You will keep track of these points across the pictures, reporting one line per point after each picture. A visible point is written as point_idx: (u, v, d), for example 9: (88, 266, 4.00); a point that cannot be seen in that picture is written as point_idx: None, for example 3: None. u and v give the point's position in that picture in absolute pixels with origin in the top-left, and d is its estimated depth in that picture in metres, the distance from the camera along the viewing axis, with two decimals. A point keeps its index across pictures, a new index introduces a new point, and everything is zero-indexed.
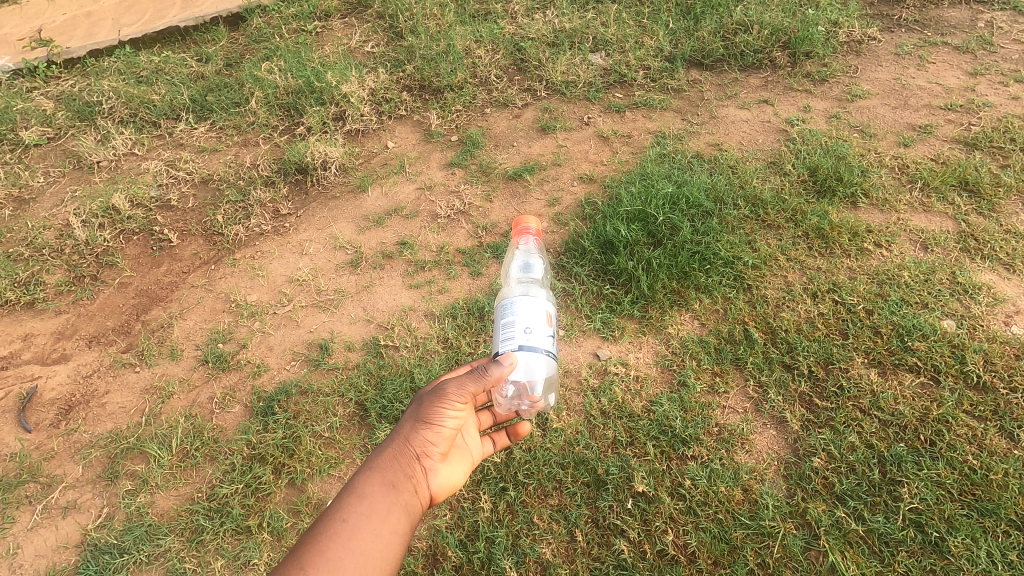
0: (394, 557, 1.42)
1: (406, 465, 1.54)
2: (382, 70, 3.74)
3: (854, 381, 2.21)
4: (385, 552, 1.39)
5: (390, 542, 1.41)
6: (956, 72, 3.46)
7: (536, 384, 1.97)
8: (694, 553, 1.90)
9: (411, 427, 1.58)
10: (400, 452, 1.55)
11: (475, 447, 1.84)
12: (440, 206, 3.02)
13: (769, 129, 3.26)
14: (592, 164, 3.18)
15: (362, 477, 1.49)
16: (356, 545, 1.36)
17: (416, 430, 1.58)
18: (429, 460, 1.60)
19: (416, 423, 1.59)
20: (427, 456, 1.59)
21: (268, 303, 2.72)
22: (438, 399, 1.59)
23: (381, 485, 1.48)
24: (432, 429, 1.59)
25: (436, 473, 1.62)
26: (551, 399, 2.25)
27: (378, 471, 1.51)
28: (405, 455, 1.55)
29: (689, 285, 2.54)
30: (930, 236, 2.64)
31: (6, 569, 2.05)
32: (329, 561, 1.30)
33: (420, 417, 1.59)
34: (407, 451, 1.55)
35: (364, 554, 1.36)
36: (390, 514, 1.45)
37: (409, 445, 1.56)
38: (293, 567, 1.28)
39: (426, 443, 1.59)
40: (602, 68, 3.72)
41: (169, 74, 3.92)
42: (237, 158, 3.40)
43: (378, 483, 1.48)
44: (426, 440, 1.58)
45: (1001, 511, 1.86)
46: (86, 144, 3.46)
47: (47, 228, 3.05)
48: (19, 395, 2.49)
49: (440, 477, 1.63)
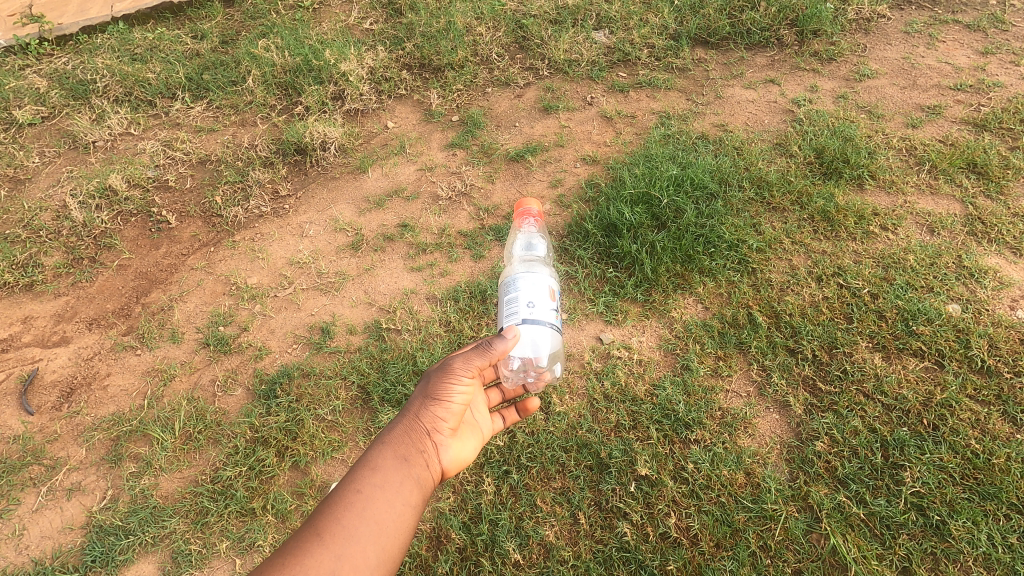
0: (408, 528, 1.42)
1: (418, 439, 1.54)
2: (382, 48, 3.67)
3: (857, 365, 2.21)
4: (399, 522, 1.40)
5: (404, 513, 1.41)
6: (966, 51, 3.40)
7: (542, 356, 2.05)
8: (697, 536, 1.91)
9: (420, 403, 1.58)
10: (411, 427, 1.54)
11: (485, 424, 1.83)
12: (441, 188, 2.99)
13: (775, 109, 3.20)
14: (595, 145, 3.14)
15: (375, 451, 1.50)
16: (371, 515, 1.36)
17: (426, 405, 1.57)
18: (440, 435, 1.59)
19: (425, 399, 1.58)
20: (438, 431, 1.58)
21: (268, 286, 2.70)
22: (445, 374, 1.60)
23: (394, 458, 1.48)
24: (441, 404, 1.59)
25: (447, 448, 1.61)
26: (557, 369, 2.28)
27: (390, 445, 1.51)
28: (416, 430, 1.55)
29: (693, 268, 2.53)
30: (937, 219, 2.61)
31: (13, 550, 2.06)
32: (344, 528, 1.31)
33: (429, 393, 1.59)
34: (418, 426, 1.55)
35: (378, 524, 1.36)
36: (403, 486, 1.45)
37: (419, 419, 1.56)
38: (310, 534, 1.29)
39: (436, 418, 1.58)
40: (605, 46, 3.65)
41: (163, 51, 3.83)
42: (235, 138, 3.35)
43: (391, 456, 1.48)
44: (435, 415, 1.58)
45: (1003, 494, 1.87)
46: (81, 124, 3.40)
47: (44, 210, 3.01)
48: (20, 377, 2.49)
49: (451, 453, 1.62)
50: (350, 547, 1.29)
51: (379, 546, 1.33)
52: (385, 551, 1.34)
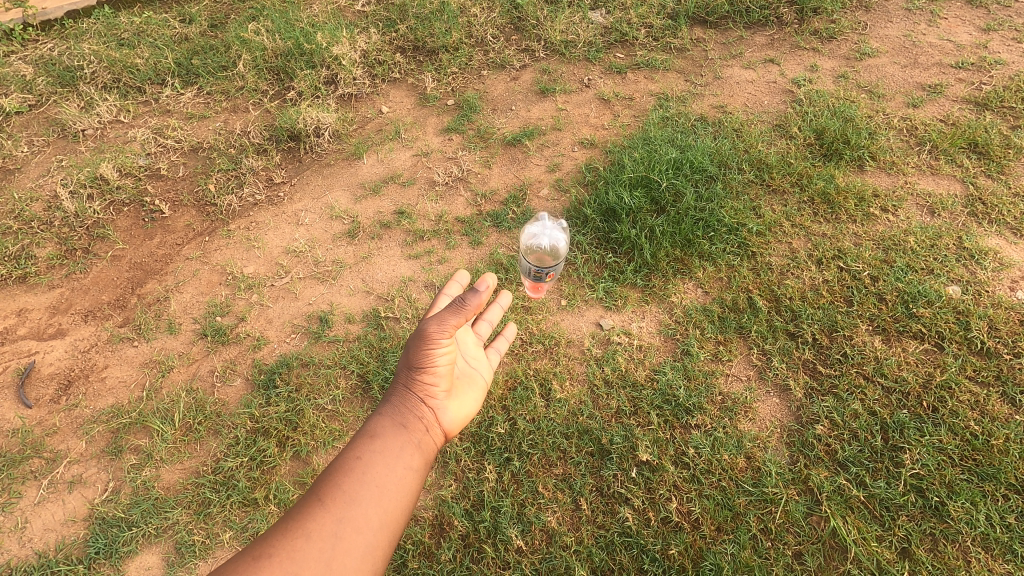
0: (411, 490, 1.41)
1: (412, 406, 1.55)
2: (374, 31, 3.61)
3: (858, 348, 2.21)
4: (401, 484, 1.40)
5: (405, 476, 1.41)
6: (968, 28, 3.36)
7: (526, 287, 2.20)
8: (698, 520, 1.92)
9: (408, 372, 1.57)
10: (404, 396, 1.55)
11: (478, 381, 1.83)
12: (438, 173, 2.96)
13: (775, 90, 3.17)
14: (592, 128, 3.10)
15: (371, 423, 1.51)
16: (371, 478, 1.36)
17: (414, 372, 1.56)
18: (434, 400, 1.59)
19: (412, 367, 1.57)
20: (431, 397, 1.59)
21: (265, 275, 2.68)
22: (424, 340, 1.54)
23: (391, 425, 1.49)
24: (430, 371, 1.57)
25: (443, 412, 1.61)
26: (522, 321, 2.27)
27: (386, 415, 1.52)
28: (410, 399, 1.56)
29: (693, 253, 2.52)
30: (937, 201, 2.60)
31: (16, 543, 2.06)
32: (345, 492, 1.31)
33: (414, 360, 1.56)
34: (410, 395, 1.56)
35: (380, 487, 1.36)
36: (401, 450, 1.45)
37: (410, 388, 1.56)
38: (311, 500, 1.30)
39: (427, 384, 1.58)
40: (602, 26, 3.60)
41: (151, 35, 3.75)
42: (227, 125, 3.29)
43: (390, 425, 1.50)
44: (425, 382, 1.57)
45: (1002, 475, 1.88)
46: (69, 112, 3.33)
47: (35, 201, 2.97)
48: (17, 370, 2.46)
49: (448, 416, 1.62)
50: (352, 510, 1.29)
51: (383, 508, 1.33)
52: (389, 513, 1.34)
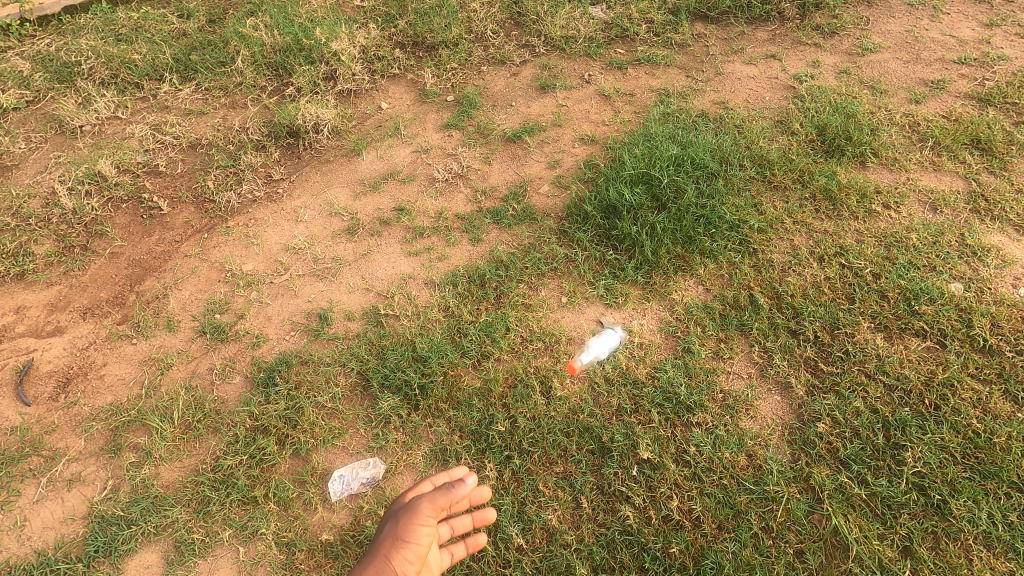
0: None
1: None
2: (373, 26, 3.59)
3: (860, 346, 2.20)
4: None
5: None
6: (971, 24, 3.34)
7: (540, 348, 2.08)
8: (699, 518, 1.92)
9: (391, 543, 1.62)
10: (381, 566, 1.58)
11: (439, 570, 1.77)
12: (438, 170, 2.94)
13: (777, 86, 3.15)
14: (592, 124, 3.08)
15: None
16: None
17: (395, 545, 1.61)
18: None
19: (395, 540, 1.62)
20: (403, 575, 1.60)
21: (265, 272, 2.67)
22: (412, 515, 1.63)
23: None
24: (409, 545, 1.61)
25: None
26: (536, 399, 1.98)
27: None
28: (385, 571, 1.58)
29: (694, 250, 2.51)
30: (940, 197, 2.59)
31: (15, 541, 2.05)
32: None
33: (399, 534, 1.62)
34: (387, 567, 1.58)
35: None
36: None
37: (388, 558, 1.59)
38: None
39: (403, 560, 1.60)
40: (602, 22, 3.58)
41: (149, 31, 3.73)
42: (226, 121, 3.28)
43: None
44: (403, 557, 1.61)
45: (1004, 473, 1.88)
46: (67, 108, 3.31)
47: (33, 197, 2.95)
48: (14, 368, 2.45)
49: None
50: None
51: None
52: None
